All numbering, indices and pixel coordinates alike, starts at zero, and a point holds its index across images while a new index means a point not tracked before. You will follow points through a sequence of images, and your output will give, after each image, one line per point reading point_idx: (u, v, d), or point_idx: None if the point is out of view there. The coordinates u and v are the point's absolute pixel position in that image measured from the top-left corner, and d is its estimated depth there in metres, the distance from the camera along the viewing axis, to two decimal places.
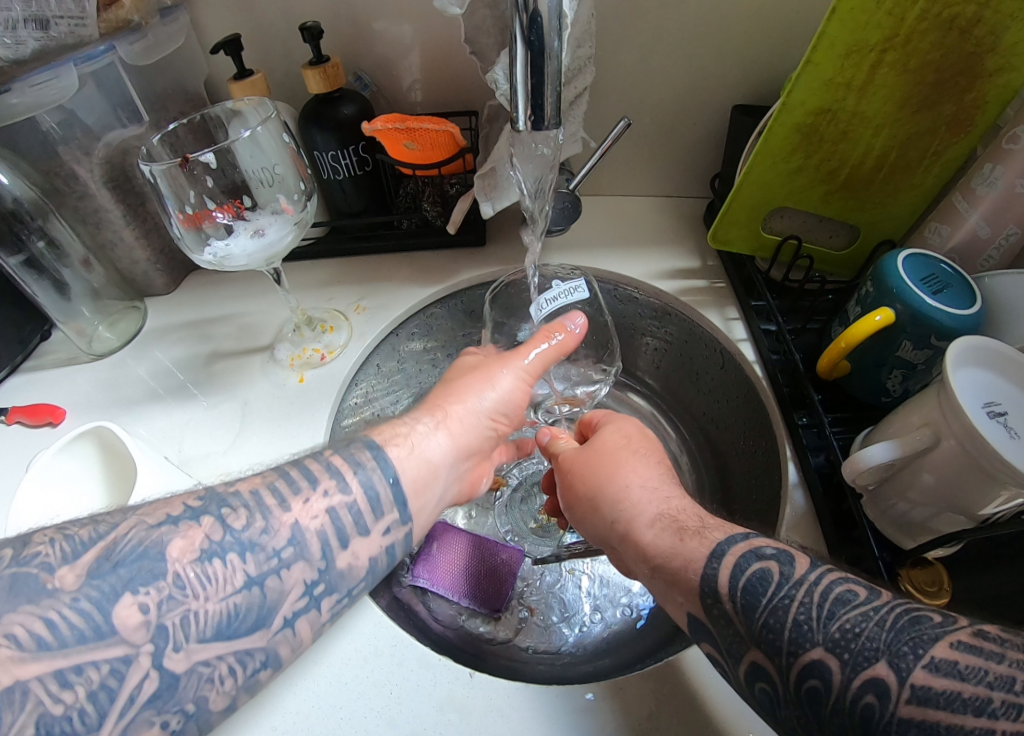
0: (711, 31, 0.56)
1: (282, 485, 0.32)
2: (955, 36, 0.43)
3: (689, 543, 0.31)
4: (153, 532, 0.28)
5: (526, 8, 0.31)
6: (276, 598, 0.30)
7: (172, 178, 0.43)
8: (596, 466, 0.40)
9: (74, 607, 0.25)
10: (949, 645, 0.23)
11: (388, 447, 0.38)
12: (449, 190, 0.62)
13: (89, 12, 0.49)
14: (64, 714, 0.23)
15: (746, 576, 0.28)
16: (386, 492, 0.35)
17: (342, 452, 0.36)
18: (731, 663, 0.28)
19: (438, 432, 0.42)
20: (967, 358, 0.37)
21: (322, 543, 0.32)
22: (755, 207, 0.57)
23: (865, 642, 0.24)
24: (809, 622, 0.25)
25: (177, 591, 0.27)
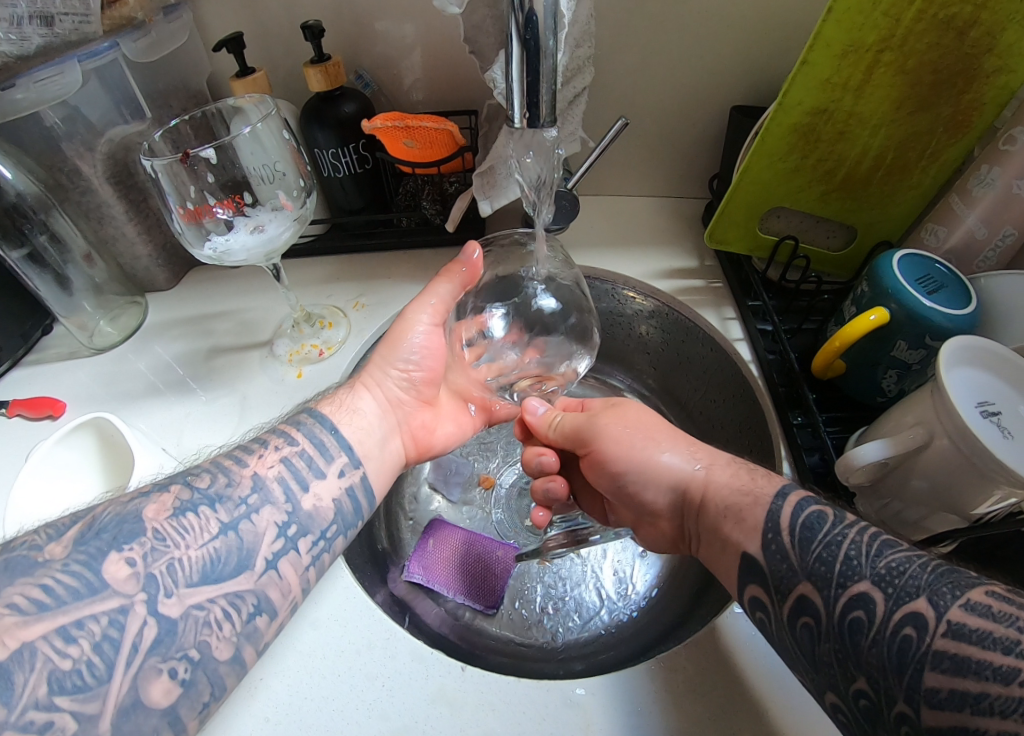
0: (710, 32, 0.56)
1: (238, 451, 0.36)
2: (953, 36, 0.43)
3: (763, 481, 0.34)
4: (126, 506, 0.30)
5: (523, 8, 0.31)
6: (254, 541, 0.32)
7: (174, 174, 0.44)
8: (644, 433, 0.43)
9: (66, 570, 0.26)
10: (984, 593, 0.23)
11: (320, 409, 0.42)
12: (449, 188, 0.62)
13: (94, 9, 0.49)
14: (72, 670, 0.24)
15: (805, 515, 0.30)
16: (330, 440, 0.39)
17: (284, 421, 0.40)
18: (777, 602, 0.29)
19: (362, 389, 0.45)
20: (962, 357, 0.38)
21: (284, 488, 0.35)
22: (753, 207, 0.57)
23: (909, 579, 0.25)
24: (858, 557, 0.27)
25: (159, 544, 0.29)
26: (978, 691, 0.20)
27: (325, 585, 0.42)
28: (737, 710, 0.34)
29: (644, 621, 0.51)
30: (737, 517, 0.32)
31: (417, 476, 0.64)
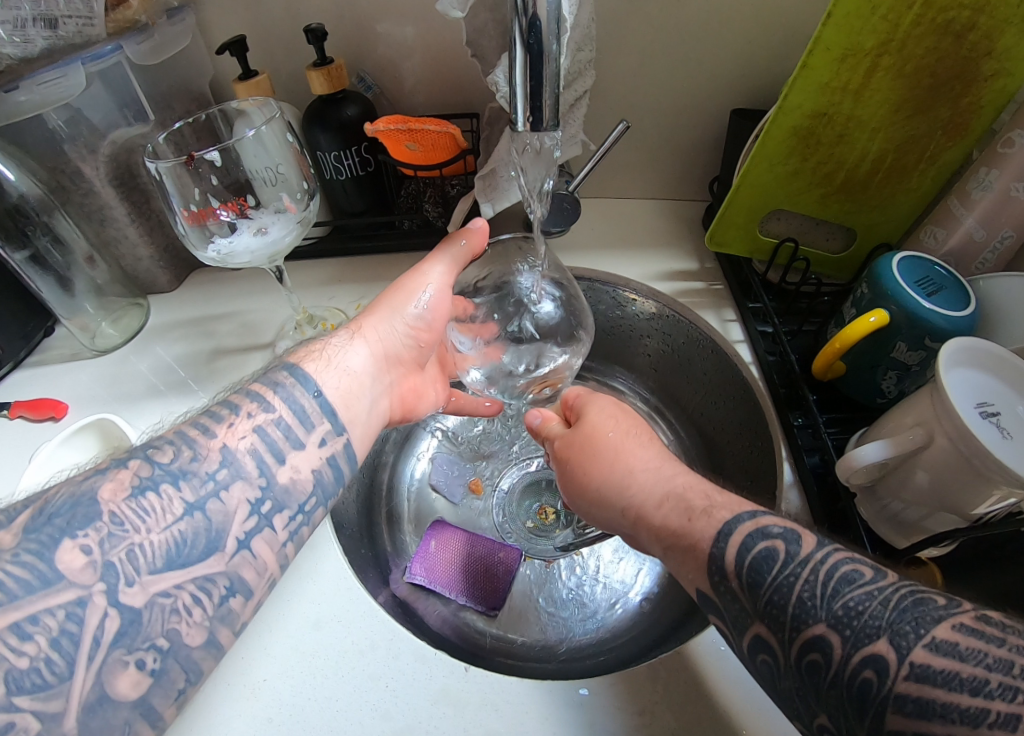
0: (711, 35, 0.57)
1: (205, 419, 0.34)
2: (951, 40, 0.43)
3: (698, 524, 0.31)
4: (82, 486, 0.28)
5: (526, 13, 0.31)
6: (223, 521, 0.30)
7: (178, 176, 0.44)
8: (592, 455, 0.40)
9: (17, 561, 0.24)
10: (951, 627, 0.23)
11: (302, 364, 0.39)
12: (450, 192, 0.61)
13: (97, 12, 0.49)
14: (31, 667, 0.23)
15: (753, 554, 0.28)
16: (311, 406, 0.37)
17: (259, 379, 0.37)
18: (735, 635, 0.28)
19: (354, 340, 0.44)
20: (961, 359, 0.38)
21: (257, 462, 0.33)
22: (752, 209, 0.57)
23: (868, 620, 0.24)
24: (812, 599, 0.25)
25: (117, 528, 0.27)
26: None
27: (328, 586, 0.42)
28: (739, 711, 0.34)
29: (646, 620, 0.51)
30: (676, 554, 0.32)
31: (420, 479, 0.64)
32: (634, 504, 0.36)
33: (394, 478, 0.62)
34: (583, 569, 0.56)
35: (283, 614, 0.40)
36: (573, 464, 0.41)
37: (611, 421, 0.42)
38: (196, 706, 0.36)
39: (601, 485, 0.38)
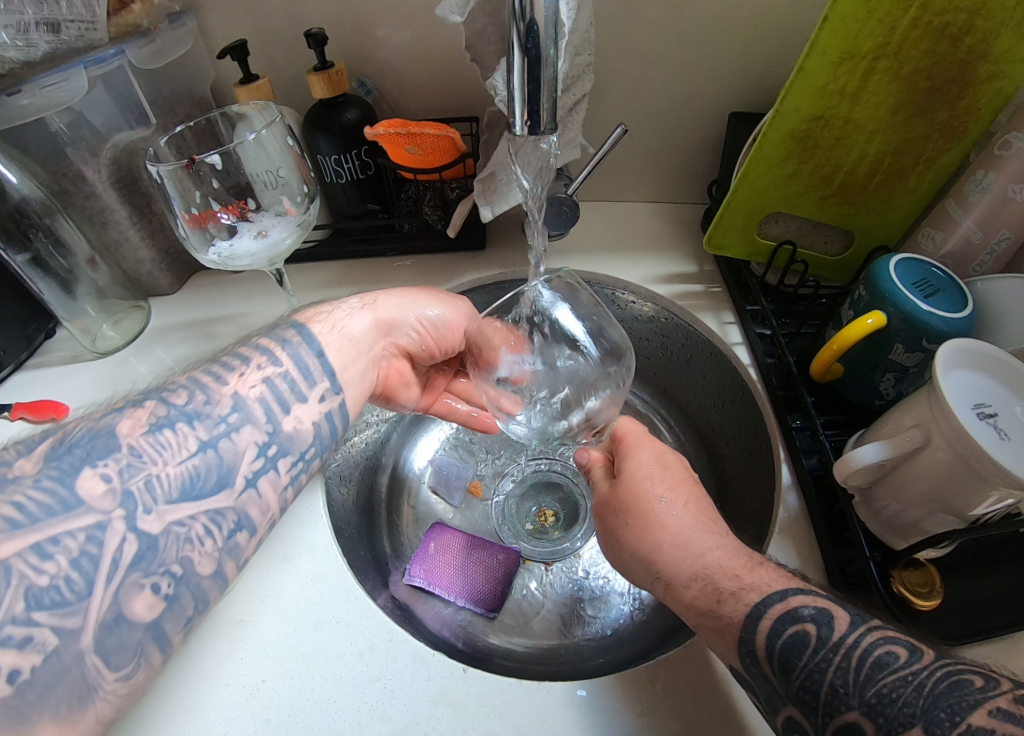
0: (708, 40, 0.57)
1: (217, 368, 0.34)
2: (947, 44, 0.44)
3: (726, 608, 0.31)
4: (98, 424, 0.29)
5: (523, 18, 0.31)
6: (234, 458, 0.31)
7: (178, 179, 0.45)
8: (622, 523, 0.37)
9: (38, 486, 0.24)
10: (987, 712, 0.23)
11: (309, 323, 0.40)
12: (449, 194, 0.62)
13: (100, 16, 0.50)
14: (50, 586, 0.22)
15: (782, 639, 0.29)
16: (315, 363, 0.37)
17: (268, 335, 0.38)
18: (770, 711, 0.30)
19: (366, 310, 0.44)
20: (958, 360, 0.38)
21: (265, 408, 0.33)
22: (750, 212, 0.57)
23: (902, 708, 0.25)
24: (845, 687, 0.26)
25: (135, 460, 0.27)
26: None
27: (328, 588, 0.42)
28: (737, 713, 0.34)
29: (645, 619, 0.51)
30: (707, 635, 0.32)
31: (419, 481, 0.64)
32: (662, 577, 0.34)
33: (393, 481, 0.63)
34: (581, 571, 0.56)
35: (283, 614, 0.40)
36: (605, 523, 0.39)
37: (647, 481, 0.38)
38: (195, 706, 0.36)
39: (631, 553, 0.36)
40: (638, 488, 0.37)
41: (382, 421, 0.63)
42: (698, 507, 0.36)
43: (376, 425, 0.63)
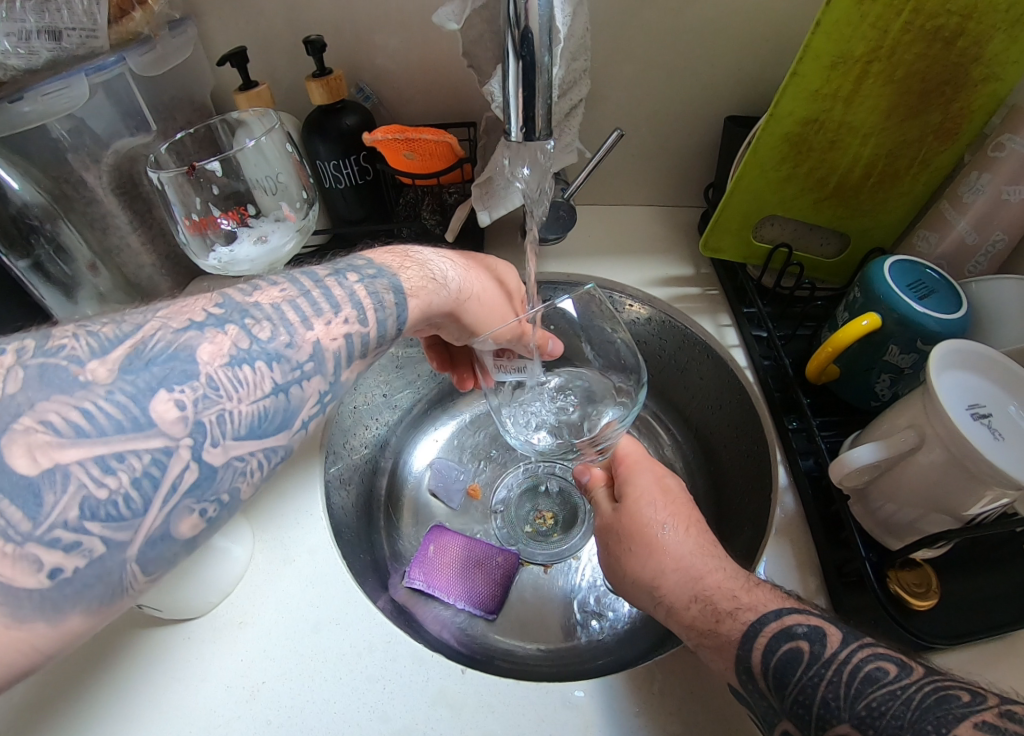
0: (704, 44, 0.57)
1: (305, 303, 0.31)
2: (940, 46, 0.44)
3: (723, 627, 0.31)
4: (178, 337, 0.26)
5: (518, 26, 0.32)
6: (298, 403, 0.29)
7: (179, 185, 0.45)
8: (625, 549, 0.37)
9: (110, 399, 0.22)
10: (974, 725, 0.24)
11: (412, 298, 0.38)
12: (448, 199, 0.61)
13: (100, 24, 0.50)
14: (108, 500, 0.21)
15: (776, 656, 0.29)
16: (392, 331, 0.36)
17: (368, 287, 0.35)
18: (768, 729, 0.30)
19: (452, 298, 0.43)
20: (952, 361, 0.38)
21: (337, 361, 0.31)
22: (746, 215, 0.58)
23: (891, 720, 0.25)
24: (836, 700, 0.27)
25: (211, 391, 0.25)
26: None
27: (328, 591, 0.42)
28: (733, 712, 0.35)
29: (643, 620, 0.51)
30: (705, 654, 0.32)
31: (419, 484, 0.64)
32: (663, 602, 0.34)
33: (393, 484, 0.63)
34: (580, 574, 0.56)
35: (283, 616, 0.41)
36: (607, 546, 0.39)
37: (649, 506, 0.38)
38: (194, 708, 0.36)
39: (633, 578, 0.36)
40: (639, 514, 0.38)
41: (380, 425, 0.64)
42: (699, 533, 0.37)
43: (375, 429, 0.63)
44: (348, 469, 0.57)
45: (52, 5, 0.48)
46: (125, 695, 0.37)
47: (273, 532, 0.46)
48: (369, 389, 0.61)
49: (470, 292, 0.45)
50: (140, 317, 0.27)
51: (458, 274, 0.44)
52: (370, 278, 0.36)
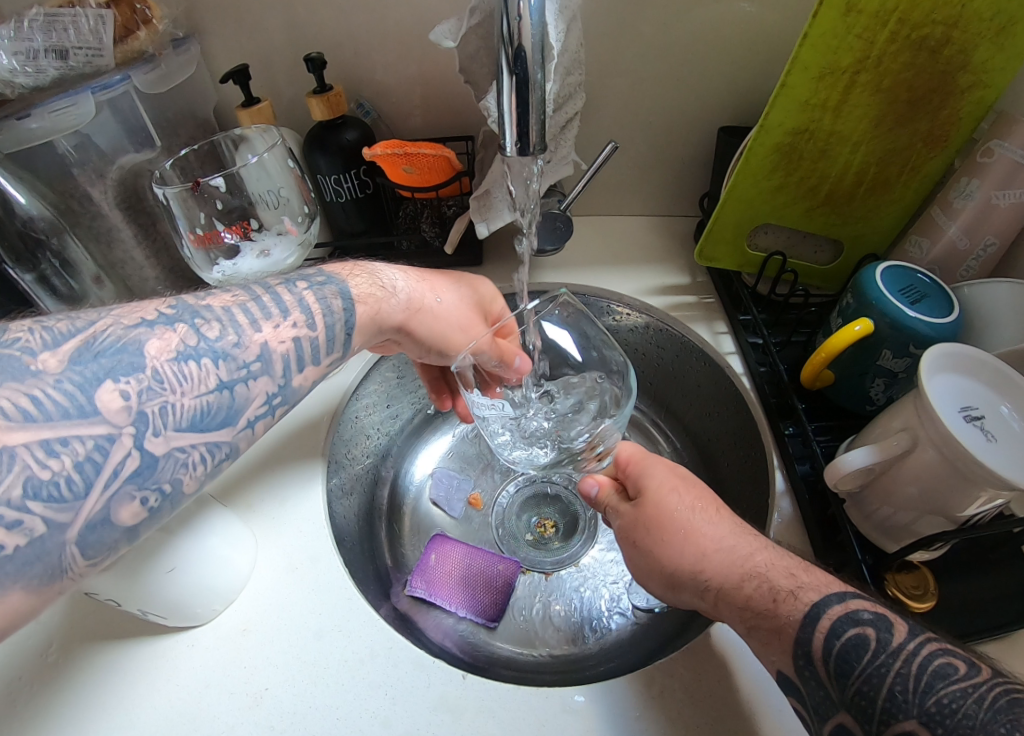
0: (696, 56, 0.58)
1: (256, 308, 0.33)
2: (926, 55, 0.45)
3: (782, 607, 0.30)
4: (130, 332, 0.27)
5: (512, 44, 0.33)
6: (244, 403, 0.30)
7: (183, 200, 0.46)
8: (658, 541, 0.37)
9: (58, 387, 0.24)
10: None
11: (359, 306, 0.40)
12: (447, 211, 0.63)
13: (106, 43, 0.52)
14: (50, 480, 0.22)
15: (841, 640, 0.28)
16: (342, 335, 0.38)
17: (318, 293, 0.37)
18: (817, 721, 0.29)
19: (405, 311, 0.45)
20: (943, 364, 0.39)
21: (285, 364, 0.33)
22: (740, 225, 0.59)
23: (962, 719, 0.24)
24: (905, 693, 0.25)
25: (156, 385, 0.26)
26: None
27: (330, 598, 0.43)
28: (733, 715, 0.35)
29: (644, 630, 0.51)
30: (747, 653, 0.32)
31: (420, 493, 0.65)
32: (711, 587, 0.34)
33: (395, 494, 0.64)
34: (580, 580, 0.57)
35: (286, 622, 0.41)
36: (641, 546, 0.38)
37: (674, 493, 0.39)
38: (202, 716, 0.37)
39: (673, 571, 0.36)
40: (657, 503, 0.38)
41: (382, 435, 0.64)
42: (727, 514, 0.38)
43: (377, 440, 0.64)
44: (352, 479, 0.58)
45: (59, 24, 0.49)
46: (140, 706, 0.37)
47: (288, 542, 0.46)
48: (370, 400, 0.62)
49: (425, 304, 0.46)
50: (94, 313, 0.28)
51: (409, 286, 0.45)
52: (319, 285, 0.38)
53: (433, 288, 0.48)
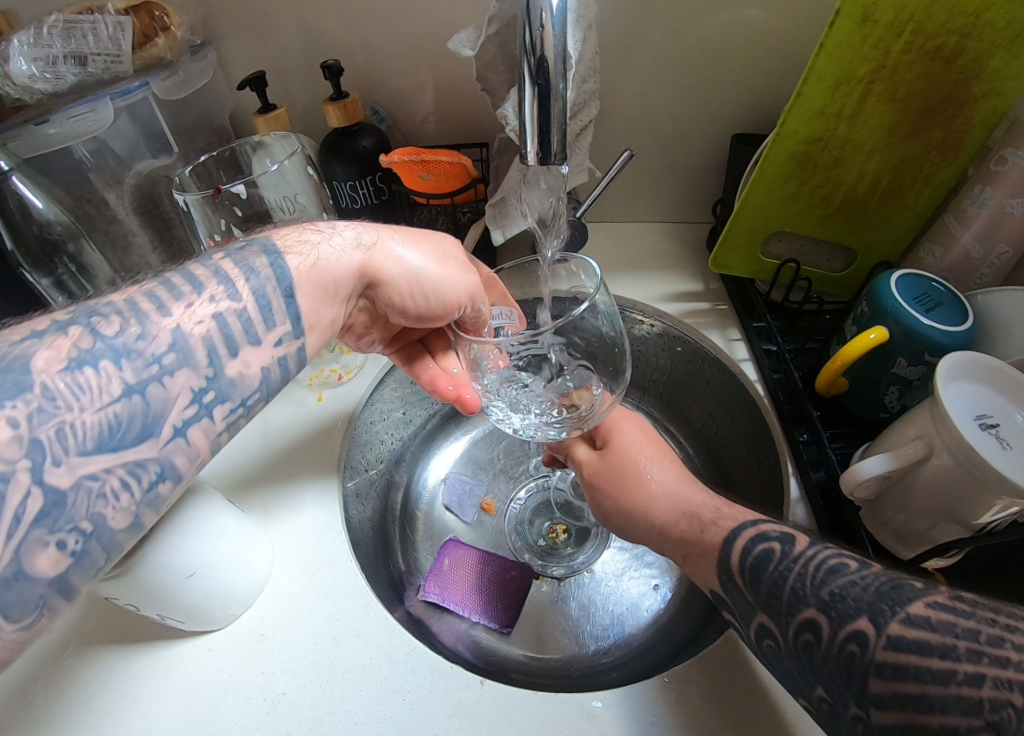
0: (709, 64, 0.59)
1: (163, 292, 0.30)
2: (941, 65, 0.45)
3: (708, 534, 0.35)
4: (15, 348, 0.25)
5: (534, 53, 0.33)
6: (163, 407, 0.28)
7: (203, 207, 0.48)
8: (617, 484, 0.42)
9: None
10: (925, 605, 0.25)
11: (288, 255, 0.36)
12: (462, 218, 0.62)
13: (125, 50, 0.52)
14: None
15: (752, 556, 0.32)
16: (278, 303, 0.34)
17: (232, 260, 0.34)
18: (745, 625, 0.32)
19: (356, 253, 0.40)
20: (958, 372, 0.39)
21: (209, 350, 0.30)
22: (754, 232, 0.59)
23: (851, 602, 0.27)
24: (803, 588, 0.29)
25: (48, 403, 0.24)
26: (918, 693, 0.23)
27: (346, 601, 0.43)
28: (750, 722, 0.35)
29: (656, 640, 0.52)
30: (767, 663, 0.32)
31: (433, 499, 0.66)
32: (657, 524, 0.38)
33: (408, 500, 0.64)
34: (593, 586, 0.57)
35: (302, 626, 0.42)
36: (603, 489, 0.43)
37: (635, 448, 0.43)
38: (218, 722, 0.37)
39: (624, 511, 0.41)
40: (625, 449, 0.43)
41: (395, 440, 0.65)
42: (678, 466, 0.42)
43: (390, 445, 0.64)
44: (366, 484, 0.58)
45: (78, 31, 0.50)
46: (151, 702, 0.38)
47: (301, 542, 0.47)
48: (384, 405, 0.63)
49: (383, 243, 0.42)
50: None
51: (358, 227, 0.42)
52: (238, 250, 0.35)
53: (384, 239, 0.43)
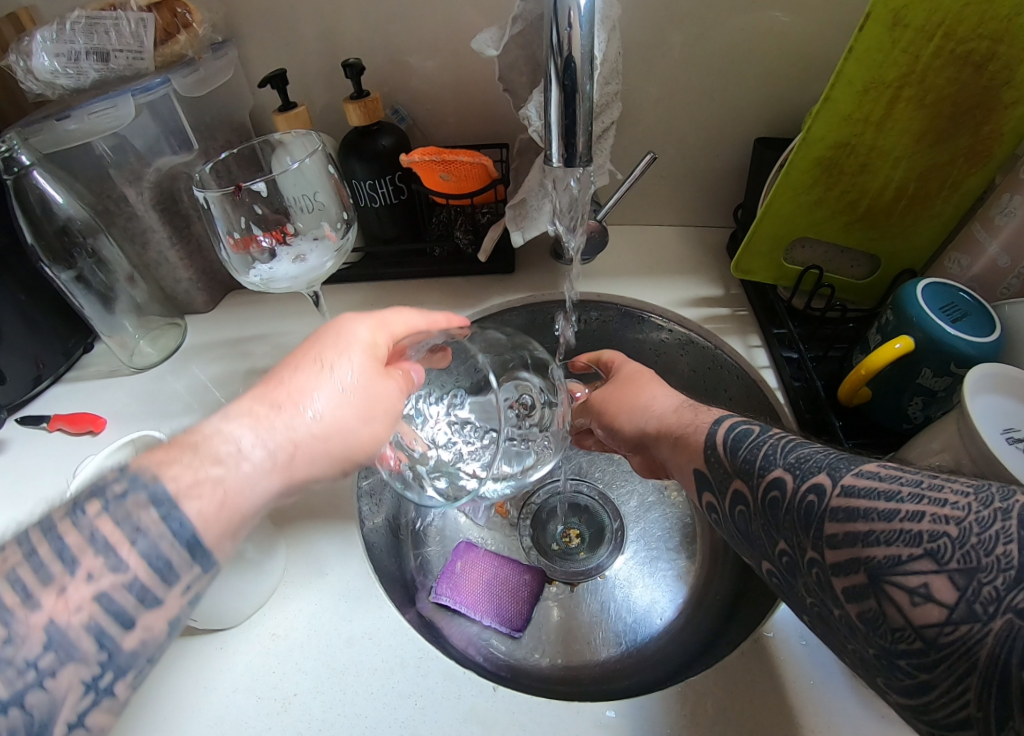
0: (733, 67, 0.58)
1: (25, 573, 0.23)
2: (972, 70, 0.44)
3: (701, 416, 0.41)
4: None
5: (561, 53, 0.33)
6: (48, 712, 0.22)
7: (224, 203, 0.47)
8: (626, 389, 0.50)
9: None
10: (878, 465, 0.28)
11: (185, 501, 0.27)
12: (481, 219, 0.64)
13: (147, 46, 0.52)
14: None
15: (734, 430, 0.37)
16: (181, 553, 0.27)
17: (112, 507, 0.26)
18: (722, 501, 0.35)
19: (277, 459, 0.31)
20: (982, 386, 0.38)
21: (97, 635, 0.24)
22: (777, 237, 0.58)
23: (814, 461, 0.30)
24: (775, 453, 0.33)
25: None
26: (867, 530, 0.25)
27: (360, 606, 0.43)
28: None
29: (670, 645, 0.51)
30: None
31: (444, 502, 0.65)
32: (656, 414, 0.45)
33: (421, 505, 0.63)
34: (605, 592, 0.57)
35: (315, 630, 0.41)
36: (610, 396, 0.51)
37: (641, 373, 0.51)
38: (228, 721, 0.37)
39: (629, 405, 0.48)
40: (638, 371, 0.52)
41: None
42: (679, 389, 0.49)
43: None
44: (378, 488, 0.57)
45: (101, 28, 0.50)
46: (165, 699, 0.38)
47: (316, 549, 0.46)
48: None
49: (297, 443, 0.32)
50: None
51: (260, 433, 0.31)
52: (119, 495, 0.26)
53: (294, 438, 0.32)
